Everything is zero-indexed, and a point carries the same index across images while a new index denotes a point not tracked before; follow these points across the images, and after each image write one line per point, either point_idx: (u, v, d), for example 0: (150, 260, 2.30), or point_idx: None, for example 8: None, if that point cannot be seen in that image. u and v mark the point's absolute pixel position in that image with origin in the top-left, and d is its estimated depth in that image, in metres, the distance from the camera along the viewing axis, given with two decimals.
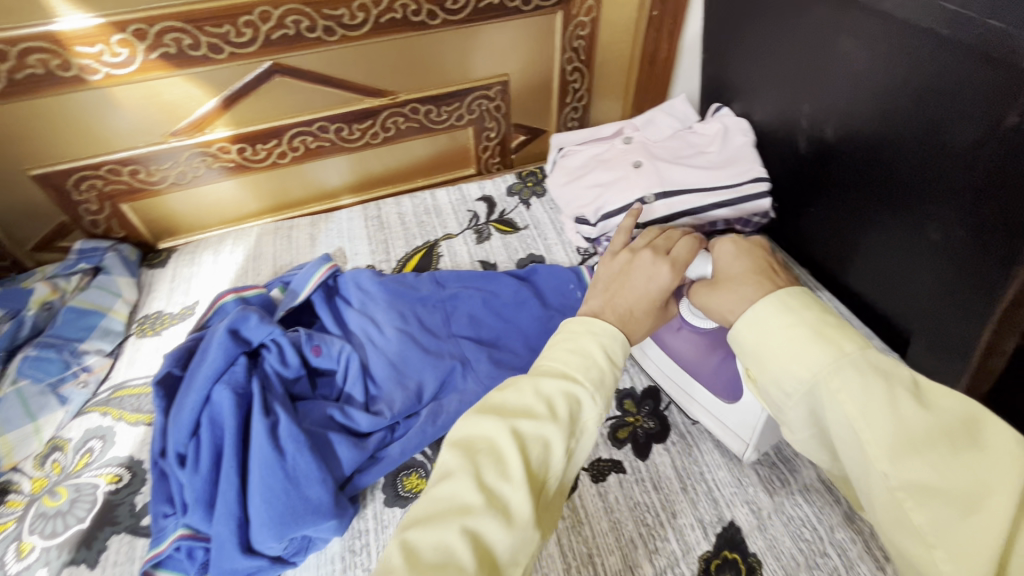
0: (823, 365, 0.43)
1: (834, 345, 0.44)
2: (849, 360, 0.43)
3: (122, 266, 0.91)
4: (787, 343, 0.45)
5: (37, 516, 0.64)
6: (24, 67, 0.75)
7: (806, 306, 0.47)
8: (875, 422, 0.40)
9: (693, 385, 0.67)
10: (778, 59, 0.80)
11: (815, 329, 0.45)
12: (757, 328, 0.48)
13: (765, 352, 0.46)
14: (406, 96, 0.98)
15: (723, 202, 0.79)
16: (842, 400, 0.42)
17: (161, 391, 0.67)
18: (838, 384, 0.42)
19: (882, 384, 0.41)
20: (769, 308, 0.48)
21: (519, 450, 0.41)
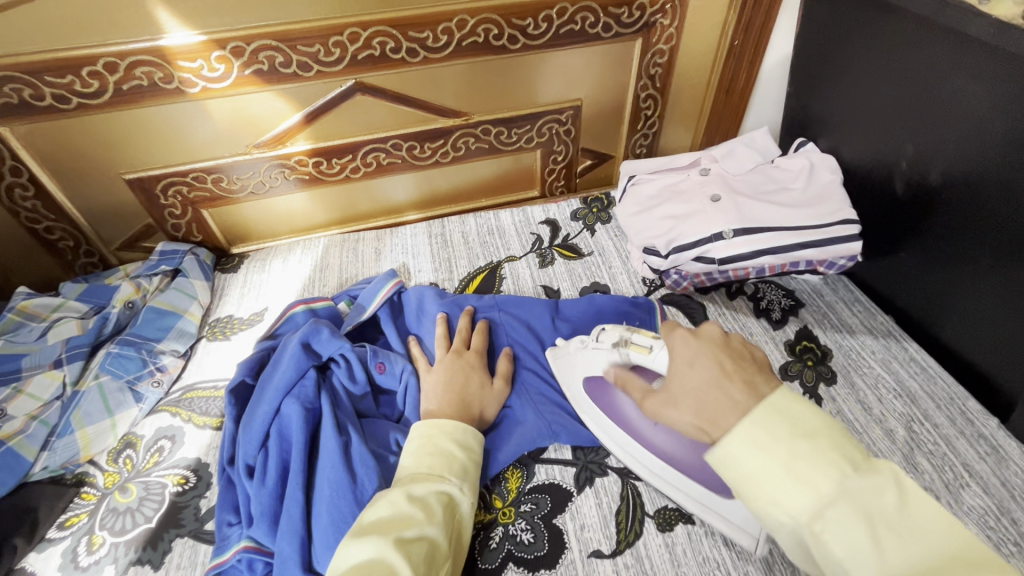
0: (806, 509, 0.38)
1: (812, 484, 0.38)
2: (832, 500, 0.37)
3: (199, 269, 0.94)
4: (766, 480, 0.39)
5: (108, 511, 0.66)
6: (130, 78, 0.78)
7: (777, 435, 0.40)
8: (864, 566, 0.35)
9: (682, 479, 0.62)
10: (878, 96, 0.76)
11: (789, 463, 0.39)
12: (733, 462, 0.41)
13: (750, 483, 0.40)
14: (480, 117, 0.99)
15: (808, 242, 0.76)
16: (830, 545, 0.36)
17: (234, 399, 0.68)
18: (826, 529, 0.37)
19: (863, 519, 0.36)
20: (740, 437, 0.41)
21: (407, 557, 0.46)
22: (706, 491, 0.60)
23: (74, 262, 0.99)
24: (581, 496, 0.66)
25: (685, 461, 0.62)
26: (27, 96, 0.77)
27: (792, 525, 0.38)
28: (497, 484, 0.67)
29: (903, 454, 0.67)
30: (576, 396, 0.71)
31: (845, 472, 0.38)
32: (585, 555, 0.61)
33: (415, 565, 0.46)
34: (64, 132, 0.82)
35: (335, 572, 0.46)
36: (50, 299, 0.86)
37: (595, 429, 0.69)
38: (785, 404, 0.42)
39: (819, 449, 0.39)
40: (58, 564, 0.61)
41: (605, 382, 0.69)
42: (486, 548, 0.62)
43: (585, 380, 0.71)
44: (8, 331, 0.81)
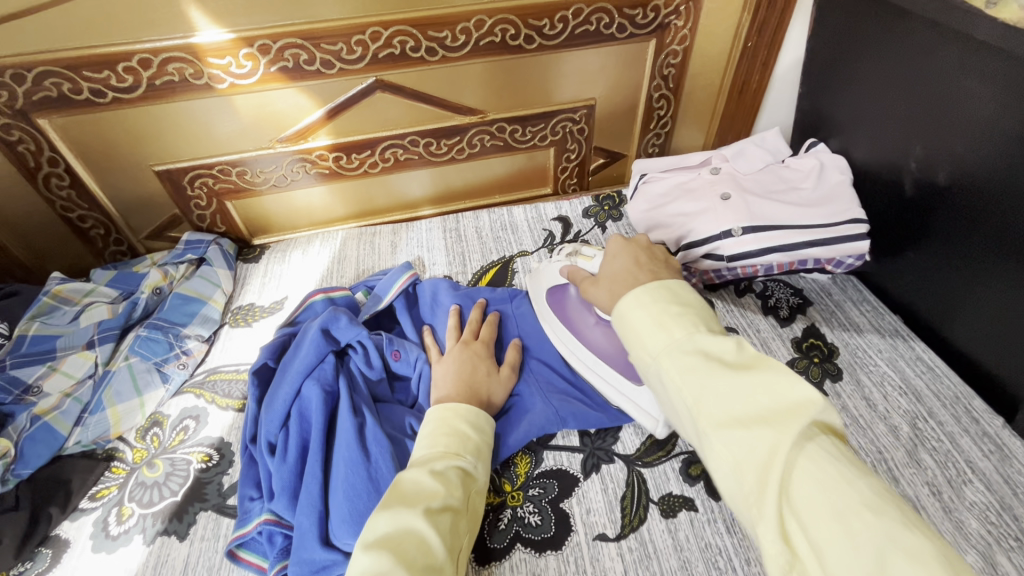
0: (661, 348, 0.49)
1: (671, 332, 0.49)
2: (680, 342, 0.48)
3: (223, 259, 0.98)
4: (639, 328, 0.51)
5: (137, 485, 0.69)
6: (163, 74, 0.82)
7: (658, 300, 0.52)
8: (693, 385, 0.45)
9: (606, 368, 0.73)
10: (889, 98, 0.77)
11: (658, 316, 0.51)
12: (621, 320, 0.54)
13: (633, 335, 0.52)
14: (496, 115, 1.01)
15: (816, 241, 0.77)
16: (672, 374, 0.47)
17: (257, 381, 0.71)
18: (670, 360, 0.48)
19: (700, 355, 0.47)
20: (629, 300, 0.54)
21: (435, 529, 0.50)
22: (624, 378, 0.71)
23: (104, 250, 1.03)
24: (588, 481, 0.68)
25: (611, 355, 0.74)
26: (66, 90, 0.81)
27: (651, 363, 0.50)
28: (507, 469, 0.69)
29: (906, 448, 0.68)
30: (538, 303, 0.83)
31: (698, 328, 0.49)
32: (591, 538, 0.63)
33: (442, 535, 0.50)
34: (99, 125, 0.86)
35: (364, 541, 0.49)
36: (82, 284, 0.90)
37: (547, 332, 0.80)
38: (674, 285, 0.55)
39: (685, 312, 0.51)
40: (90, 532, 0.65)
41: (561, 290, 0.83)
42: (495, 529, 0.64)
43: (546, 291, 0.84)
44: (42, 313, 0.85)
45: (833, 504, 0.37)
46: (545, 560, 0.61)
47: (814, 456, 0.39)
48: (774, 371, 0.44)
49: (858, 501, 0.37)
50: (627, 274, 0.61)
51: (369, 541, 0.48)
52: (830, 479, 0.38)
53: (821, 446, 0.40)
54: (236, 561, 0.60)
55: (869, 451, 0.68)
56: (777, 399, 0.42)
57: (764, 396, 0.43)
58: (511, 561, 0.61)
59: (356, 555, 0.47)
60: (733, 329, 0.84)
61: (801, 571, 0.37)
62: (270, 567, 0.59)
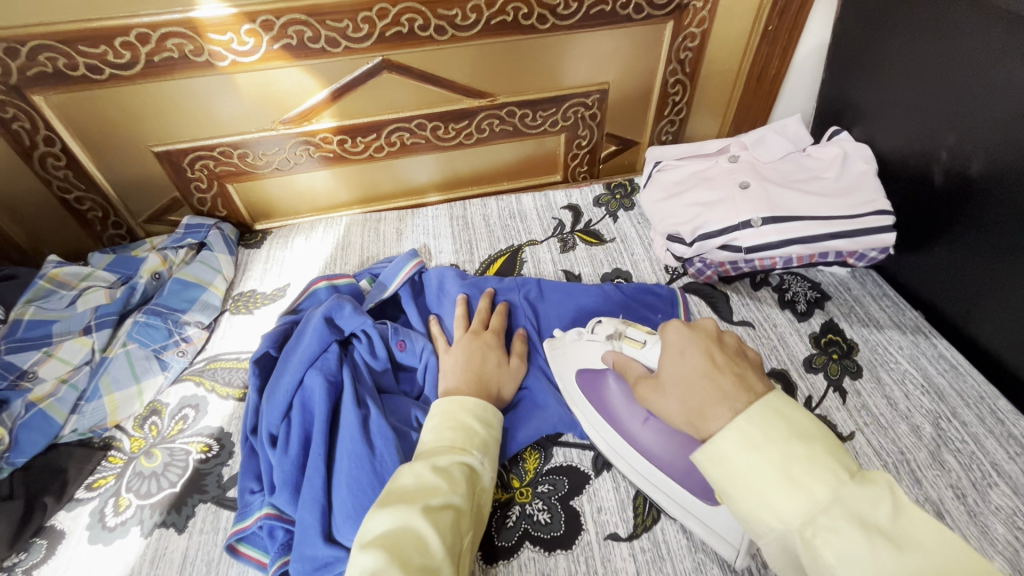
0: (798, 512, 0.38)
1: (804, 489, 0.39)
2: (824, 505, 0.38)
3: (223, 244, 0.95)
4: (758, 477, 0.40)
5: (134, 475, 0.67)
6: (162, 50, 0.79)
7: (771, 435, 0.41)
8: (853, 569, 0.35)
9: (666, 482, 0.60)
10: (922, 84, 0.74)
11: (783, 465, 0.40)
12: (719, 459, 0.42)
13: (741, 483, 0.41)
14: (505, 99, 0.98)
15: (839, 233, 0.74)
16: (820, 551, 0.37)
17: (258, 370, 0.69)
18: (817, 534, 0.37)
19: (857, 525, 0.36)
20: (733, 435, 0.42)
21: (434, 528, 0.47)
22: (691, 497, 0.57)
23: (101, 233, 1.01)
24: (599, 479, 0.66)
25: (667, 462, 0.61)
26: (61, 66, 0.78)
27: (782, 529, 0.39)
28: (515, 464, 0.67)
29: (929, 449, 0.66)
30: (569, 388, 0.70)
31: (840, 478, 0.39)
32: (601, 537, 0.61)
33: (441, 534, 0.47)
34: (96, 103, 0.83)
35: (362, 538, 0.47)
36: (79, 268, 0.88)
37: (585, 424, 0.68)
38: (785, 410, 0.43)
39: (813, 455, 0.40)
40: (86, 523, 0.63)
41: (598, 372, 0.68)
42: (502, 526, 0.62)
43: (578, 372, 0.70)
44: (38, 297, 0.82)
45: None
46: (555, 560, 0.59)
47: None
48: (944, 546, 0.35)
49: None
50: (700, 384, 0.47)
51: (366, 540, 0.46)
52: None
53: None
54: (235, 555, 0.58)
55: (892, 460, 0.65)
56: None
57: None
58: (519, 560, 0.59)
59: (353, 554, 0.46)
60: (748, 322, 0.82)
61: None
62: (271, 562, 0.57)
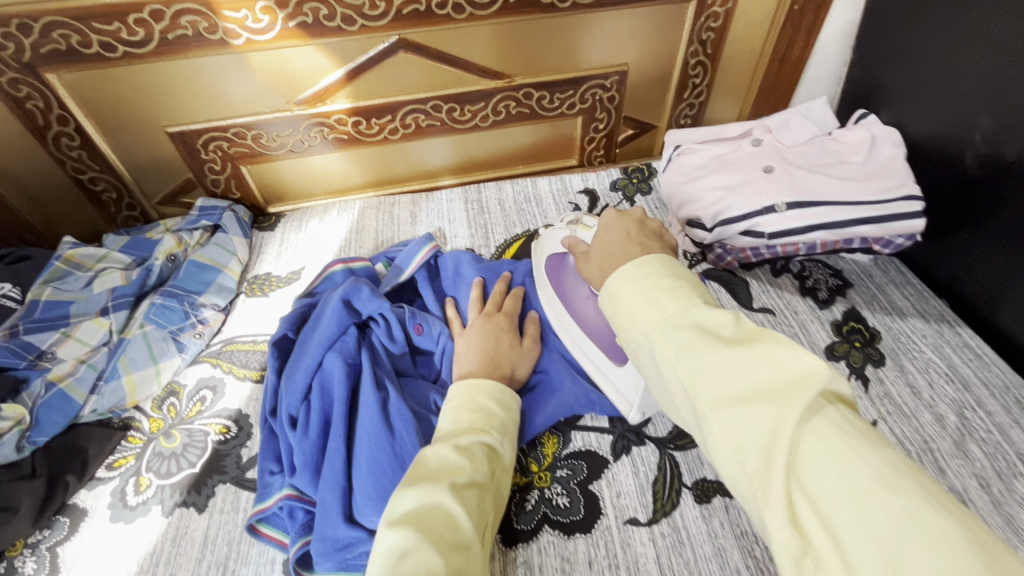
0: (654, 326, 0.44)
1: (663, 309, 0.44)
2: (673, 319, 0.43)
3: (238, 225, 0.95)
4: (630, 307, 0.47)
5: (154, 455, 0.67)
6: (176, 28, 0.78)
7: (649, 275, 0.47)
8: (686, 362, 0.40)
9: (590, 345, 0.70)
10: (960, 66, 0.72)
11: (651, 294, 0.46)
12: (614, 301, 0.49)
13: (625, 317, 0.47)
14: (522, 80, 0.96)
15: (866, 219, 0.72)
16: (666, 354, 0.42)
17: (277, 352, 0.69)
18: (664, 339, 0.43)
19: (696, 332, 0.41)
20: (619, 276, 0.49)
21: (462, 505, 0.47)
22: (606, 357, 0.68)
23: (116, 215, 1.01)
24: (618, 463, 0.65)
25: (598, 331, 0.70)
26: (74, 43, 0.76)
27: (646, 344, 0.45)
28: (533, 449, 0.67)
29: (954, 438, 0.65)
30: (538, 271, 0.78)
31: (693, 302, 0.44)
32: (621, 522, 0.61)
33: (469, 511, 0.47)
34: (109, 82, 0.82)
35: (388, 517, 0.46)
36: (95, 249, 0.88)
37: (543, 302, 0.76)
38: (669, 262, 0.49)
39: (679, 287, 0.46)
40: (108, 502, 0.63)
41: (560, 258, 0.76)
42: (522, 509, 0.62)
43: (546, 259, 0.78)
44: (54, 278, 0.82)
45: (843, 482, 0.32)
46: (574, 544, 0.59)
47: (816, 428, 0.34)
48: (773, 341, 0.38)
49: (875, 477, 0.31)
50: (618, 250, 0.56)
51: (394, 518, 0.46)
52: (840, 453, 0.33)
53: (827, 419, 0.34)
54: (257, 535, 0.59)
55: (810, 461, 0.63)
56: (776, 370, 0.36)
57: (764, 368, 0.37)
58: (539, 543, 0.59)
59: (381, 532, 0.45)
60: (769, 309, 0.80)
61: (814, 558, 0.31)
62: (292, 543, 0.57)
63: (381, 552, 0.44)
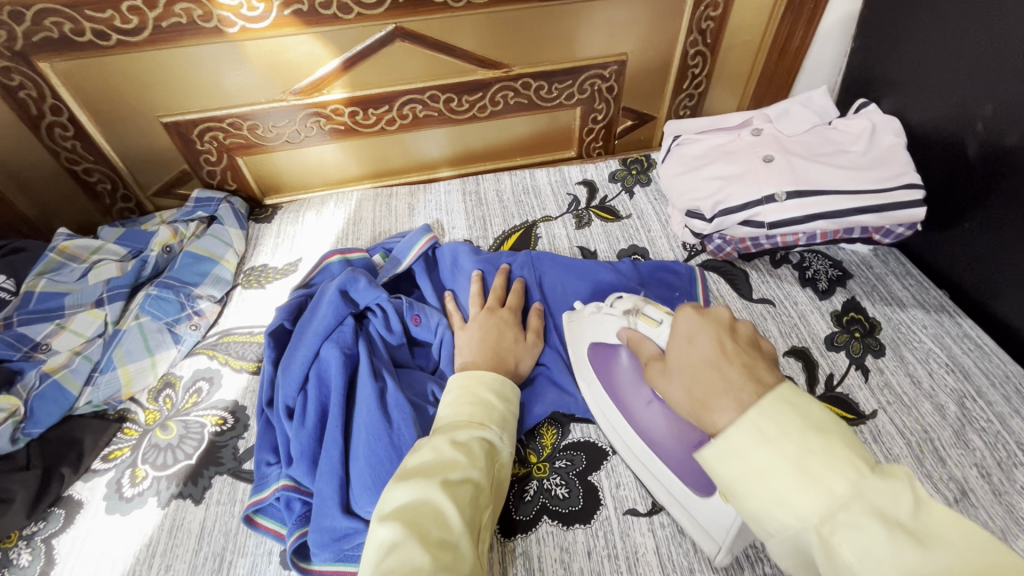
0: (814, 510, 0.33)
1: (822, 484, 0.34)
2: (844, 501, 0.33)
3: (234, 217, 0.94)
4: (771, 475, 0.35)
5: (151, 447, 0.67)
6: (170, 16, 0.77)
7: (784, 426, 0.36)
8: (878, 571, 0.31)
9: (657, 464, 0.60)
10: (961, 51, 0.71)
11: (799, 459, 0.35)
12: (734, 456, 0.37)
13: (759, 484, 0.36)
14: (521, 70, 0.95)
15: (867, 208, 0.72)
16: (844, 555, 0.32)
17: (273, 342, 0.69)
18: (837, 533, 0.33)
19: (880, 524, 0.32)
20: (741, 426, 0.37)
21: (454, 501, 0.46)
22: (681, 485, 0.57)
23: (111, 207, 1.00)
24: (617, 455, 0.65)
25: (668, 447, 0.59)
26: (67, 31, 0.76)
27: (801, 531, 0.34)
28: (532, 441, 0.67)
29: (954, 428, 0.64)
30: (579, 362, 0.69)
31: (859, 472, 0.34)
32: (620, 512, 0.60)
33: (460, 508, 0.46)
34: (103, 71, 0.81)
35: (381, 510, 0.47)
36: (89, 241, 0.87)
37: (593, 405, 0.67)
38: (795, 397, 0.38)
39: (832, 446, 0.35)
40: (104, 494, 0.63)
41: (607, 350, 0.67)
42: (520, 500, 0.62)
43: (589, 345, 0.69)
44: (49, 270, 0.82)
45: None
46: (573, 534, 0.59)
47: None
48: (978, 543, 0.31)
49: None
50: (709, 369, 0.43)
51: (386, 512, 0.46)
52: None
53: None
54: (253, 527, 0.58)
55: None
56: None
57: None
58: (538, 534, 0.59)
59: (372, 526, 0.46)
60: (769, 300, 0.80)
61: None
62: (288, 534, 0.56)
63: (371, 546, 0.44)
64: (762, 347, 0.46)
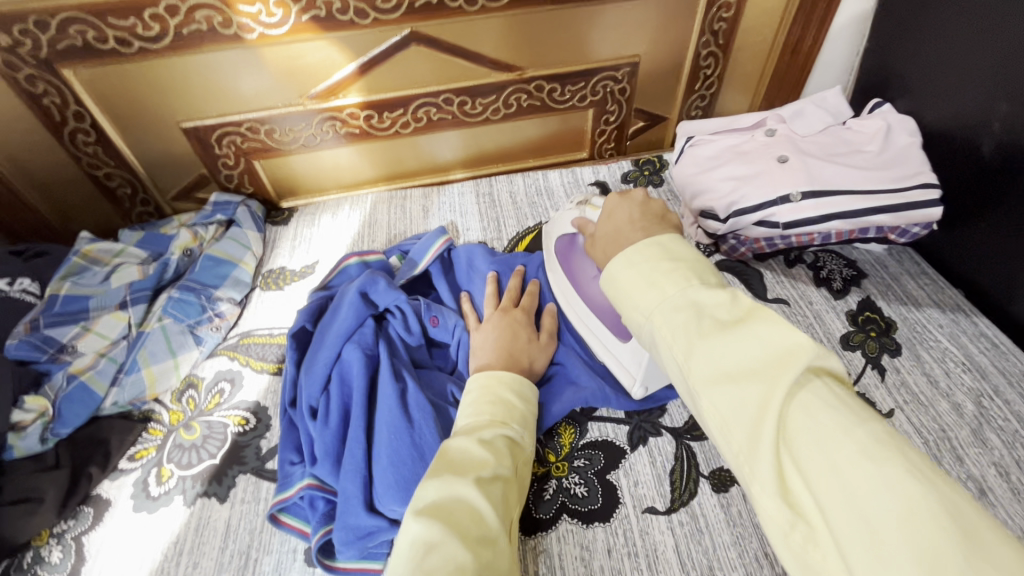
0: (650, 305, 0.43)
1: (660, 289, 0.43)
2: (670, 296, 0.42)
3: (251, 220, 0.95)
4: (630, 291, 0.45)
5: (175, 447, 0.68)
6: (190, 23, 0.78)
7: (647, 256, 0.46)
8: (683, 342, 0.40)
9: (593, 321, 0.69)
10: (978, 51, 0.71)
11: (650, 275, 0.44)
12: (612, 282, 0.47)
13: (623, 294, 0.46)
14: (534, 72, 0.96)
15: (883, 207, 0.72)
16: (665, 335, 0.41)
17: (295, 344, 0.70)
18: (660, 318, 0.42)
19: (693, 311, 0.40)
20: (618, 261, 0.47)
21: (487, 499, 0.47)
22: (610, 333, 0.67)
23: (131, 211, 1.02)
24: (635, 454, 0.66)
25: (606, 310, 0.69)
26: (90, 39, 0.77)
27: (643, 324, 0.44)
28: (551, 440, 0.67)
29: (971, 427, 0.64)
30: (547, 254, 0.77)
31: (691, 281, 0.42)
32: (639, 511, 0.61)
33: (494, 506, 0.47)
34: (124, 77, 0.82)
35: (412, 508, 0.47)
36: (111, 244, 0.89)
37: (553, 286, 0.75)
38: (669, 243, 0.47)
39: (677, 266, 0.44)
40: (131, 493, 0.64)
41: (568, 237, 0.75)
42: (540, 499, 0.62)
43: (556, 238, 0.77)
44: (72, 273, 0.83)
45: (828, 457, 0.32)
46: (593, 532, 0.59)
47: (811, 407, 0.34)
48: (768, 321, 0.38)
49: (862, 450, 0.32)
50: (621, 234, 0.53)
51: (419, 509, 0.46)
52: (828, 430, 0.33)
53: (815, 395, 0.35)
54: (278, 525, 0.59)
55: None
56: (767, 349, 0.37)
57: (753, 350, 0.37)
58: (558, 532, 0.60)
59: (405, 524, 0.46)
60: (784, 300, 0.80)
61: (803, 532, 0.32)
62: (313, 532, 0.57)
63: (407, 544, 0.44)
64: (671, 217, 0.54)
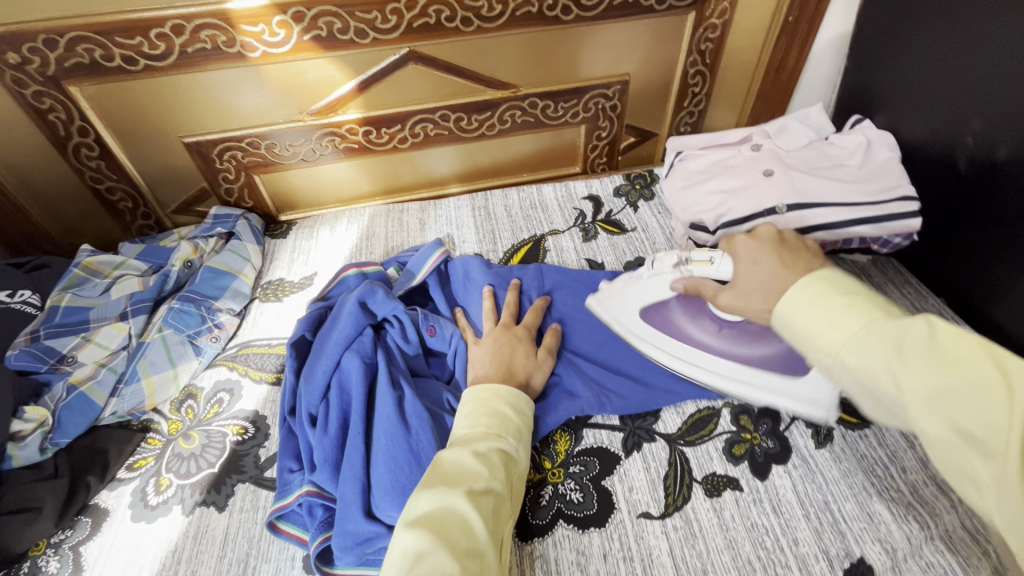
0: (841, 344, 0.47)
1: (845, 327, 0.47)
2: (862, 336, 0.46)
3: (251, 233, 0.97)
4: (808, 332, 0.49)
5: (174, 456, 0.69)
6: (195, 42, 0.80)
7: (816, 296, 0.50)
8: (890, 379, 0.44)
9: (750, 372, 0.68)
10: (950, 70, 0.75)
11: (828, 316, 0.48)
12: (788, 324, 0.52)
13: (804, 333, 0.50)
14: (528, 90, 0.99)
15: (865, 219, 0.74)
16: (866, 373, 0.46)
17: (294, 353, 0.71)
18: (856, 359, 0.46)
19: (894, 347, 0.44)
20: (783, 304, 0.52)
21: (479, 511, 0.49)
22: (773, 374, 0.67)
23: (131, 224, 1.03)
24: (629, 460, 0.67)
25: (749, 357, 0.69)
26: (97, 57, 0.79)
27: (835, 364, 0.48)
28: (546, 447, 0.68)
29: None
30: (629, 328, 0.75)
31: (878, 316, 0.46)
32: (634, 516, 0.62)
33: (484, 518, 0.48)
34: (129, 94, 0.84)
35: (406, 517, 0.49)
36: (111, 256, 0.90)
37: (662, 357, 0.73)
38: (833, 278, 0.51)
39: (855, 304, 0.48)
40: (129, 502, 0.65)
41: (659, 305, 0.75)
42: (536, 505, 0.63)
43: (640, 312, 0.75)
44: (73, 285, 0.84)
45: None
46: (588, 537, 0.60)
47: None
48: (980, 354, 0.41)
49: None
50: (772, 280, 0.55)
51: (411, 519, 0.48)
52: None
53: None
54: (277, 533, 0.60)
55: (813, 499, 0.61)
56: (987, 386, 0.40)
57: (977, 392, 0.40)
58: (554, 537, 0.60)
59: (397, 532, 0.48)
60: None
61: None
62: (312, 539, 0.58)
63: (398, 553, 0.46)
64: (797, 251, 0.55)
